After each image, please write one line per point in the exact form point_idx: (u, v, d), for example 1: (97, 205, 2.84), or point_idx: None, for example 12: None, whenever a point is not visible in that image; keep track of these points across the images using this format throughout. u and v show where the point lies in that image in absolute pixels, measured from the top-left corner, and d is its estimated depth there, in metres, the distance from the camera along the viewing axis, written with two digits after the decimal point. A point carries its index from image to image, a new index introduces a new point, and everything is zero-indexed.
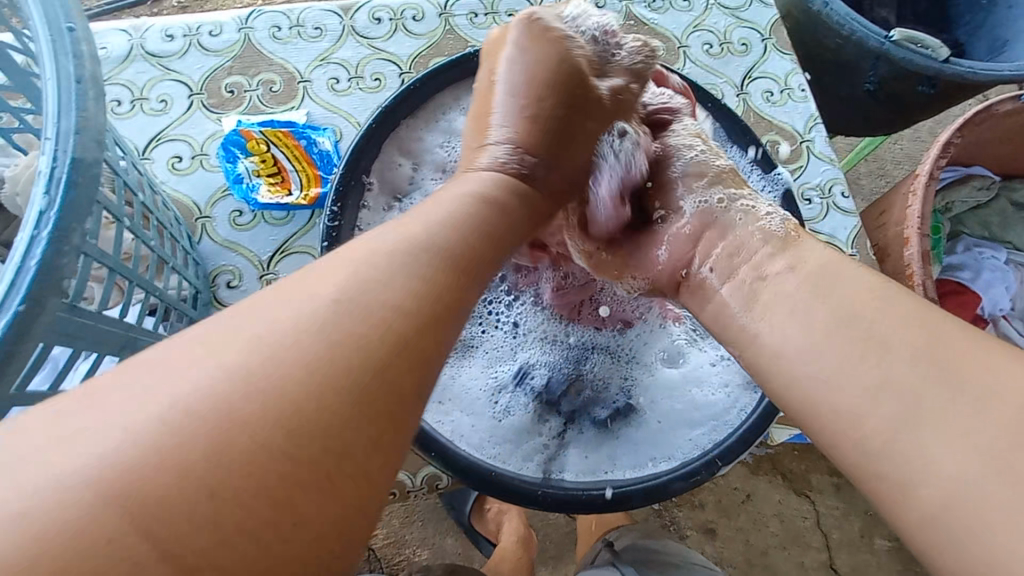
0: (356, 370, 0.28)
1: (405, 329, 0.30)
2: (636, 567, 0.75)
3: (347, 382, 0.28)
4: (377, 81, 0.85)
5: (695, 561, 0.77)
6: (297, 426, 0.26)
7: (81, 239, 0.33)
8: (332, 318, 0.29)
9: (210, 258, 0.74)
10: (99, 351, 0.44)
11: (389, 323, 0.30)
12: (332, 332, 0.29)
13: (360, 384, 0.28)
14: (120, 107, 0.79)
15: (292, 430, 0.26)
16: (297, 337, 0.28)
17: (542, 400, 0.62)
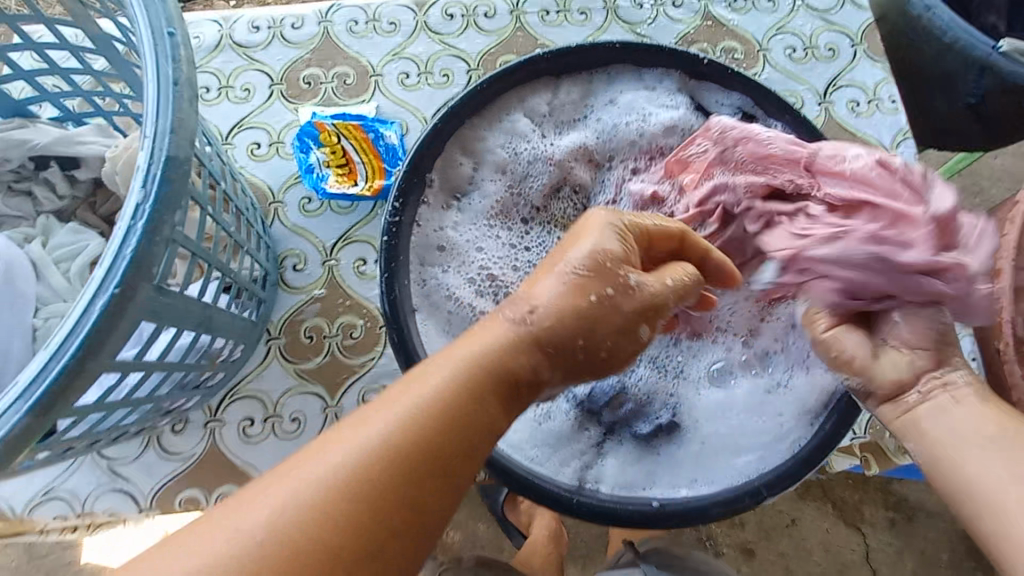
0: (428, 452, 0.36)
1: (461, 417, 0.38)
2: (659, 568, 0.75)
3: (422, 467, 0.36)
4: (446, 77, 0.86)
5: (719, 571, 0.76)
6: (388, 502, 0.34)
7: (171, 230, 0.36)
8: (416, 419, 0.37)
9: (280, 242, 0.78)
10: (180, 327, 0.49)
11: (453, 418, 0.38)
12: (416, 430, 0.36)
13: (431, 468, 0.36)
14: (209, 94, 0.85)
15: (387, 502, 0.34)
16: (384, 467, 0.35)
17: (584, 409, 0.62)
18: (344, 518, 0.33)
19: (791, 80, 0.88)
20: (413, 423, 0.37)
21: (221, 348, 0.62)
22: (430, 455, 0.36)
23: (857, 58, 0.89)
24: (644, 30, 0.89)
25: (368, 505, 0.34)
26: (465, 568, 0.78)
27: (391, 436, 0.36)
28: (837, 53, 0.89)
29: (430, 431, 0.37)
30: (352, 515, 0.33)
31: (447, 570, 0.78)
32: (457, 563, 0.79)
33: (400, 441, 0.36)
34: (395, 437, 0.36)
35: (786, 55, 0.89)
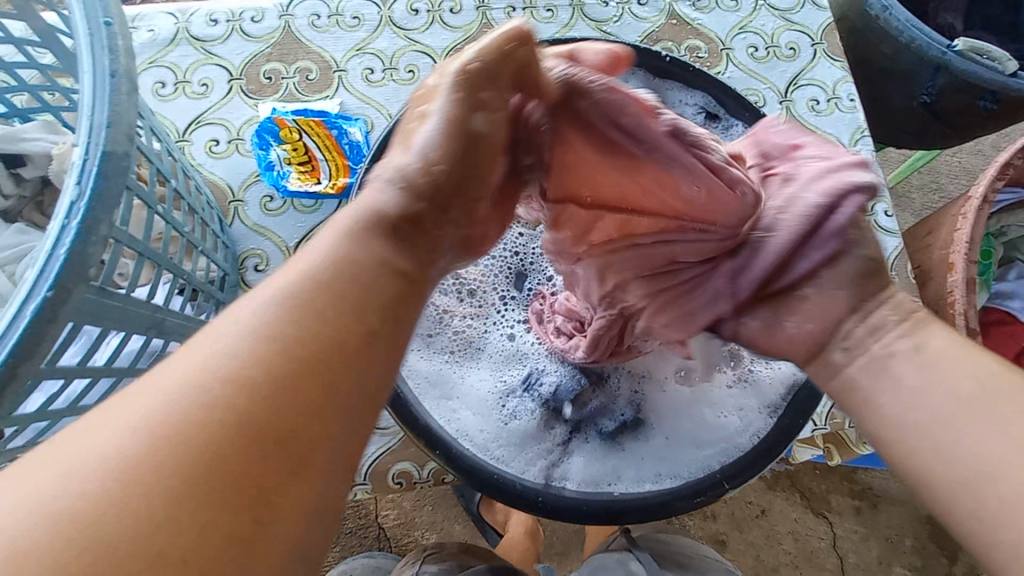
0: (282, 360, 0.30)
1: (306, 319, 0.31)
2: (655, 558, 0.74)
3: (262, 381, 0.29)
4: (411, 73, 0.85)
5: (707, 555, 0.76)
6: (278, 413, 0.29)
7: (109, 229, 0.35)
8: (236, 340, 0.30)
9: (241, 241, 0.76)
10: (128, 330, 0.46)
11: (279, 318, 0.31)
12: (278, 327, 0.31)
13: (271, 365, 0.30)
14: (164, 89, 0.82)
15: (295, 392, 0.29)
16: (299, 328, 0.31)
17: (550, 407, 0.62)
18: (183, 464, 0.26)
19: (754, 79, 0.90)
20: (246, 332, 0.30)
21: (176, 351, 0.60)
22: (281, 360, 0.30)
23: (817, 57, 0.91)
24: (610, 28, 0.89)
25: (202, 441, 0.27)
26: (449, 553, 0.76)
27: (214, 363, 0.29)
28: (798, 53, 0.91)
29: (267, 333, 0.30)
30: (187, 461, 0.26)
31: (429, 555, 0.76)
32: (440, 548, 0.78)
33: (230, 361, 0.29)
34: (227, 361, 0.29)
35: (749, 54, 0.90)
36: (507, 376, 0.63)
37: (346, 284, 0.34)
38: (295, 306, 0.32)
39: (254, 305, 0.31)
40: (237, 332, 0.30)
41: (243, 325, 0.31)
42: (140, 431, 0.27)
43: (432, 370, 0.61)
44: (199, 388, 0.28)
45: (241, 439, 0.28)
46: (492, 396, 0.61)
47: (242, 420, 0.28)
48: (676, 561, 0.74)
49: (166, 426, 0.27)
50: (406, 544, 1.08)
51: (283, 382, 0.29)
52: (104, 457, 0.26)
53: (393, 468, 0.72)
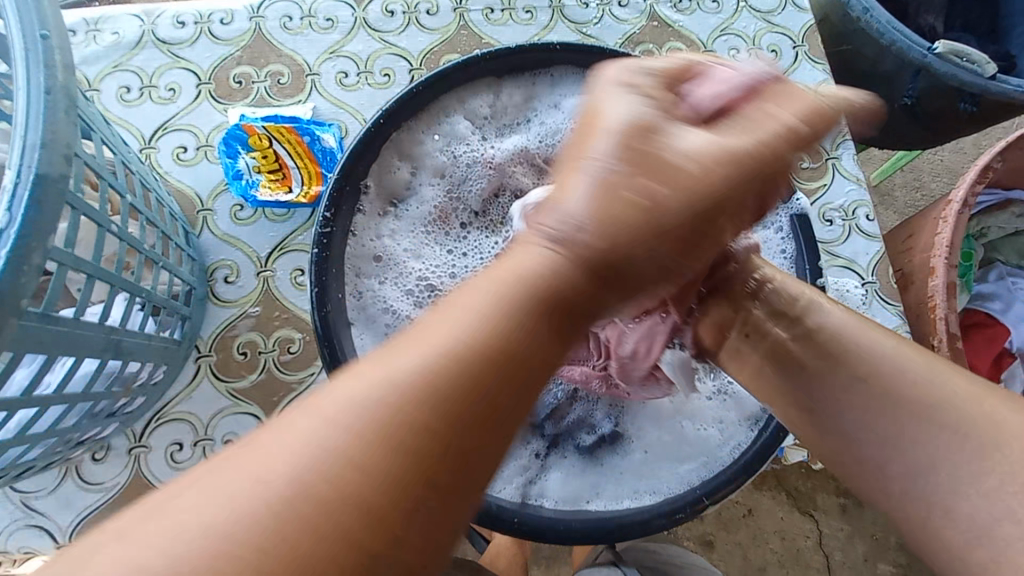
0: (422, 415, 0.29)
1: (471, 363, 0.31)
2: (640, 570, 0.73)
3: (452, 427, 0.30)
4: (386, 76, 0.83)
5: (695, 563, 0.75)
6: (320, 547, 0.26)
7: (43, 256, 0.33)
8: (357, 411, 0.29)
9: (210, 252, 0.74)
10: (78, 354, 0.45)
11: (431, 389, 0.30)
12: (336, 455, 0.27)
13: (452, 418, 0.30)
14: (129, 94, 0.79)
15: (404, 482, 0.28)
16: (352, 430, 0.28)
17: (526, 422, 0.60)
18: (297, 552, 0.25)
19: None
20: (396, 387, 0.30)
21: (138, 371, 0.57)
22: (360, 433, 0.28)
23: (799, 60, 0.90)
24: (589, 29, 0.88)
25: (316, 529, 0.26)
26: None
27: (316, 437, 0.28)
28: (779, 55, 0.90)
29: (434, 389, 0.30)
30: (294, 546, 0.25)
31: None
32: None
33: (353, 433, 0.28)
34: (371, 436, 0.28)
35: (730, 56, 0.89)
36: None
37: (403, 379, 0.30)
38: (474, 358, 0.31)
39: (418, 358, 0.31)
40: (359, 398, 0.29)
41: (386, 381, 0.30)
42: (184, 537, 0.25)
43: None
44: (294, 472, 0.27)
45: (393, 499, 0.27)
46: None
47: (374, 500, 0.27)
48: (661, 572, 0.74)
49: (259, 522, 0.26)
50: None
51: (348, 540, 0.26)
52: (165, 561, 0.24)
53: None
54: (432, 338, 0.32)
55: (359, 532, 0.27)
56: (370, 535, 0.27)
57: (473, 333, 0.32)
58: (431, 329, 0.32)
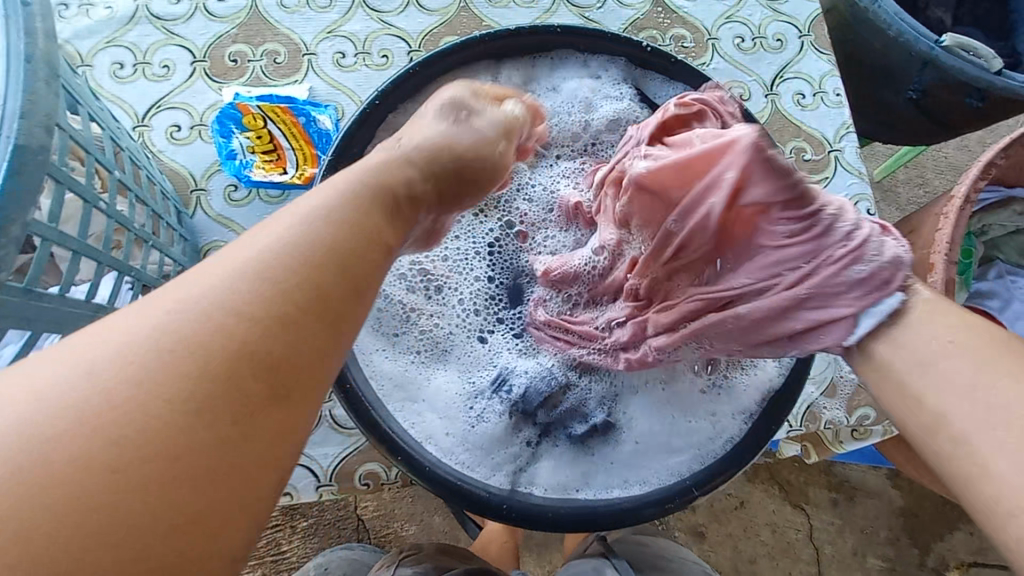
0: (269, 294, 0.29)
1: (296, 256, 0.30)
2: (631, 563, 0.72)
3: (293, 302, 0.29)
4: (384, 58, 0.81)
5: (685, 557, 0.75)
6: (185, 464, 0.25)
7: (23, 229, 0.32)
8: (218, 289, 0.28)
9: (202, 233, 0.73)
10: (63, 332, 0.44)
11: (278, 298, 0.29)
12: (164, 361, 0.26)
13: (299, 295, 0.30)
14: (122, 71, 0.78)
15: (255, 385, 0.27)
16: (204, 333, 0.27)
17: (519, 410, 0.59)
18: (150, 428, 0.24)
19: (739, 70, 0.87)
20: (243, 269, 0.29)
21: None
22: (208, 312, 0.28)
23: (804, 50, 0.89)
24: (593, 14, 0.86)
25: (204, 380, 0.26)
26: (426, 554, 0.75)
27: (174, 307, 0.28)
28: (785, 44, 0.88)
29: (276, 273, 0.30)
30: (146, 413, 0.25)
31: (406, 557, 0.74)
32: (417, 550, 0.76)
33: (222, 313, 0.28)
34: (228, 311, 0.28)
35: (735, 45, 0.88)
36: (476, 378, 0.61)
37: (254, 294, 0.29)
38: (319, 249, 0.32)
39: (269, 237, 0.31)
40: (217, 282, 0.29)
41: (241, 263, 0.30)
42: (48, 435, 0.23)
43: (394, 371, 0.59)
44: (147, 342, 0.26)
45: (236, 368, 0.27)
46: (460, 399, 0.60)
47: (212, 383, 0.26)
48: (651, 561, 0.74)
49: (113, 393, 0.25)
50: (383, 535, 1.06)
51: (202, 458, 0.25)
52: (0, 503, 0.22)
53: (361, 467, 0.70)
54: (279, 224, 0.32)
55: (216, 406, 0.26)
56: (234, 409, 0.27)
57: (309, 247, 0.31)
58: (260, 237, 0.31)
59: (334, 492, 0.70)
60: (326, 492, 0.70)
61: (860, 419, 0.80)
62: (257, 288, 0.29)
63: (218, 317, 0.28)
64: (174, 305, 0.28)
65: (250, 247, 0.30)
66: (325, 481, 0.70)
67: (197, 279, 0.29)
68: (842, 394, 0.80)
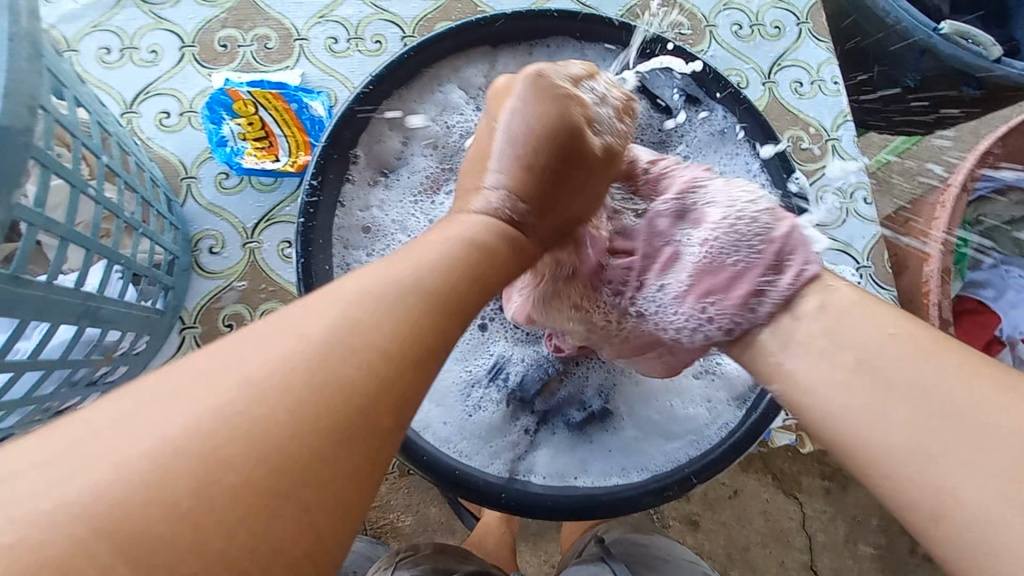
0: (404, 335, 0.31)
1: (416, 301, 0.32)
2: (626, 563, 0.72)
3: (426, 343, 0.31)
4: (378, 43, 0.80)
5: (684, 558, 0.74)
6: (292, 500, 0.24)
7: (8, 211, 0.31)
8: (324, 333, 0.28)
9: (193, 221, 0.72)
10: (50, 319, 0.43)
11: (415, 333, 0.31)
12: (323, 394, 0.27)
13: (406, 346, 0.30)
14: (109, 56, 0.76)
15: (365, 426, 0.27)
16: (296, 370, 0.27)
17: (517, 398, 0.60)
18: (228, 497, 0.23)
19: (736, 57, 0.86)
20: (362, 313, 0.30)
21: (119, 340, 0.56)
22: (289, 361, 0.27)
23: (802, 37, 0.88)
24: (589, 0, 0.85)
25: (336, 420, 0.26)
26: (423, 556, 0.74)
27: (279, 362, 0.27)
28: (783, 31, 0.88)
29: (353, 329, 0.29)
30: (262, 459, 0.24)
31: (402, 559, 0.73)
32: (414, 551, 0.76)
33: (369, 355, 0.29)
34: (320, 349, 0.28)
35: (732, 32, 0.87)
36: (472, 366, 0.60)
37: (368, 330, 0.30)
38: (431, 293, 0.34)
39: (374, 292, 0.32)
40: (296, 345, 0.28)
41: (332, 323, 0.29)
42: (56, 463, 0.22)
43: None
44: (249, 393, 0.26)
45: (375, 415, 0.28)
46: (457, 387, 0.59)
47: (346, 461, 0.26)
48: (649, 562, 0.73)
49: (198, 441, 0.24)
50: (380, 527, 1.06)
51: (309, 492, 0.25)
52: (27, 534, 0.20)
53: None
54: (373, 276, 0.33)
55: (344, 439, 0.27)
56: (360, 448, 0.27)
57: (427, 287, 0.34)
58: (384, 275, 0.33)
59: None
60: None
61: None
62: (354, 331, 0.29)
63: (319, 352, 0.28)
64: (313, 361, 0.27)
65: (313, 319, 0.29)
66: None
67: (283, 331, 0.28)
68: None
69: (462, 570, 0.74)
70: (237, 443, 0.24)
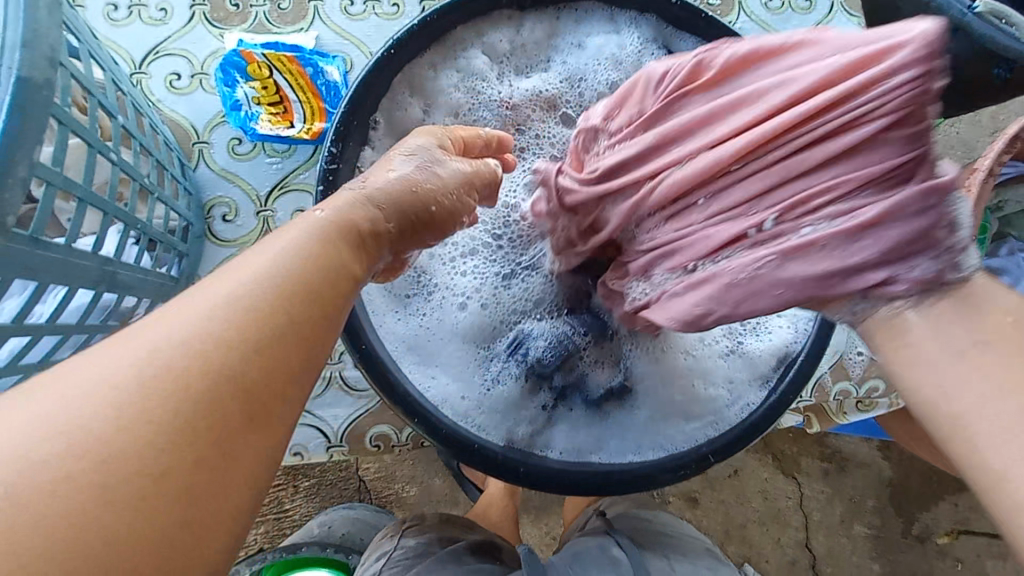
0: (267, 324, 0.27)
1: (301, 280, 0.29)
2: (637, 535, 0.73)
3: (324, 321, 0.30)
4: (395, 6, 0.77)
5: (686, 533, 0.74)
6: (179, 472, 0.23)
7: (29, 169, 0.30)
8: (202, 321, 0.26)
9: (205, 188, 0.71)
10: (69, 284, 0.42)
11: (292, 293, 0.29)
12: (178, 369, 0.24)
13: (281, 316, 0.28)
14: (117, 13, 0.73)
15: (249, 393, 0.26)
16: (159, 362, 0.24)
17: (534, 373, 0.59)
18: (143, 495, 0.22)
19: (765, 31, 0.84)
20: (215, 306, 0.27)
21: (134, 306, 0.55)
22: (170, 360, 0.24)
23: (834, 11, 0.84)
24: None
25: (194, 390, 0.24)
26: (429, 525, 0.74)
27: (159, 344, 0.25)
28: (814, 4, 0.84)
29: (242, 303, 0.27)
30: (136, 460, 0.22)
31: (408, 528, 0.74)
32: (421, 520, 0.76)
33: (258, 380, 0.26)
34: (251, 359, 0.26)
35: (762, 4, 0.84)
36: (491, 342, 0.60)
37: (251, 311, 0.27)
38: (318, 279, 0.30)
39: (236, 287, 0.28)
40: (121, 361, 0.24)
41: (147, 347, 0.24)
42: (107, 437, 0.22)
43: (411, 332, 0.58)
44: (115, 392, 0.23)
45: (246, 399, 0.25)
46: (476, 360, 0.59)
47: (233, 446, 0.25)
48: (653, 533, 0.73)
49: None
50: (385, 496, 1.08)
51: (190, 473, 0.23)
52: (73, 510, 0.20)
53: (371, 430, 0.70)
54: (248, 265, 0.29)
55: (245, 413, 0.25)
56: (241, 416, 0.25)
57: (304, 258, 0.31)
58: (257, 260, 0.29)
59: (345, 453, 0.71)
60: (336, 453, 0.70)
61: (866, 391, 0.80)
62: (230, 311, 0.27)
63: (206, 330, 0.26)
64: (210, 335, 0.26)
65: (210, 296, 0.27)
66: (336, 442, 0.70)
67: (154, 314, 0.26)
68: (853, 369, 0.80)
69: (470, 537, 0.75)
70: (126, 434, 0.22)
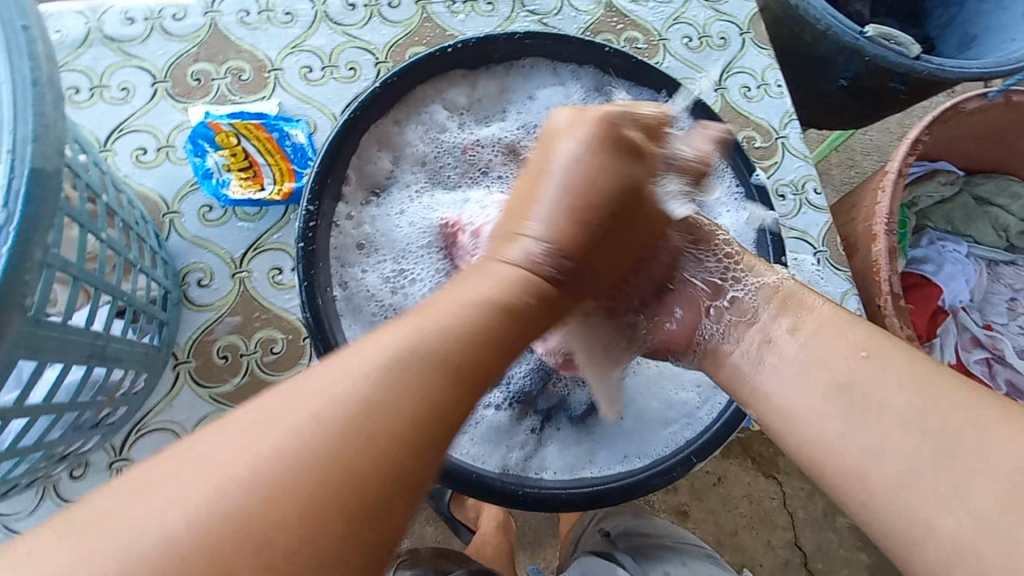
0: (397, 399, 0.32)
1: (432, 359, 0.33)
2: (633, 553, 0.74)
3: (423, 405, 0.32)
4: (352, 70, 0.82)
5: (685, 540, 0.76)
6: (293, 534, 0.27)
7: (44, 253, 0.32)
8: (336, 392, 0.31)
9: (179, 256, 0.72)
10: (65, 360, 0.43)
11: (411, 369, 0.33)
12: (305, 437, 0.29)
13: (400, 416, 0.31)
14: (78, 96, 0.75)
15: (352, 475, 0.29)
16: (301, 436, 0.29)
17: (518, 400, 0.63)
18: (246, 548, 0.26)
19: (689, 68, 0.93)
20: (349, 386, 0.31)
21: (122, 380, 0.55)
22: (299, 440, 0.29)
23: (747, 46, 0.95)
24: (552, 21, 0.90)
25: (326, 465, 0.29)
26: (423, 558, 0.74)
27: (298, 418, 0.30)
28: (729, 42, 0.95)
29: (370, 393, 0.31)
30: (235, 531, 0.26)
31: (403, 562, 0.73)
32: (414, 554, 0.75)
33: (313, 417, 0.30)
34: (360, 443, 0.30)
35: (684, 45, 0.94)
36: None
37: (386, 395, 0.31)
38: (448, 355, 0.34)
39: (344, 378, 0.31)
40: (267, 430, 0.29)
41: (294, 417, 0.30)
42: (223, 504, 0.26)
43: None
44: (272, 447, 0.29)
45: (359, 480, 0.29)
46: None
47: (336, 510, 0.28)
48: (652, 546, 0.75)
49: None
50: None
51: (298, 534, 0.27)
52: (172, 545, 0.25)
53: None
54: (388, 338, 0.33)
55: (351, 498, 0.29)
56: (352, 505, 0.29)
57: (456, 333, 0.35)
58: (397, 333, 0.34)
59: None
60: None
61: None
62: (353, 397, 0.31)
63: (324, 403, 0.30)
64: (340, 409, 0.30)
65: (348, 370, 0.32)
66: None
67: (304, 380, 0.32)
68: None
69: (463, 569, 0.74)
70: (267, 496, 0.27)
